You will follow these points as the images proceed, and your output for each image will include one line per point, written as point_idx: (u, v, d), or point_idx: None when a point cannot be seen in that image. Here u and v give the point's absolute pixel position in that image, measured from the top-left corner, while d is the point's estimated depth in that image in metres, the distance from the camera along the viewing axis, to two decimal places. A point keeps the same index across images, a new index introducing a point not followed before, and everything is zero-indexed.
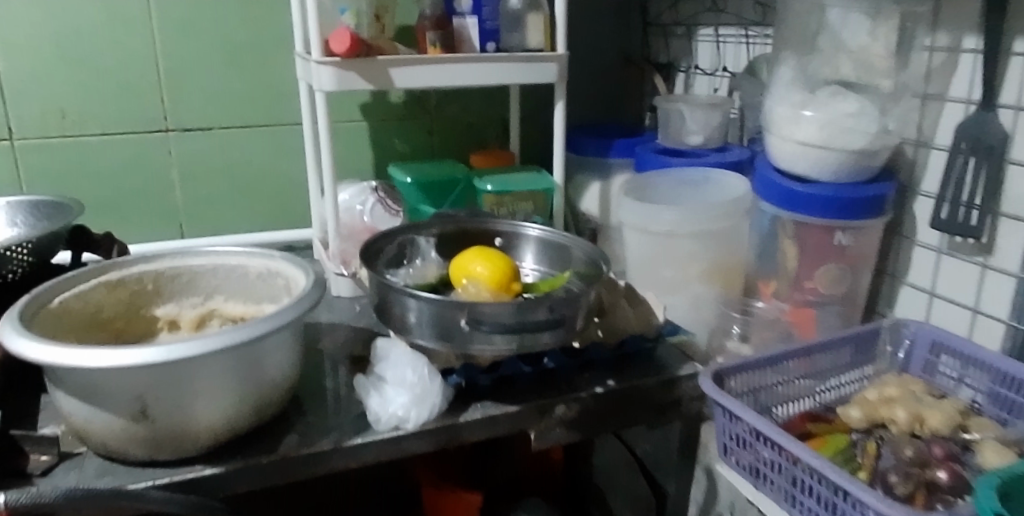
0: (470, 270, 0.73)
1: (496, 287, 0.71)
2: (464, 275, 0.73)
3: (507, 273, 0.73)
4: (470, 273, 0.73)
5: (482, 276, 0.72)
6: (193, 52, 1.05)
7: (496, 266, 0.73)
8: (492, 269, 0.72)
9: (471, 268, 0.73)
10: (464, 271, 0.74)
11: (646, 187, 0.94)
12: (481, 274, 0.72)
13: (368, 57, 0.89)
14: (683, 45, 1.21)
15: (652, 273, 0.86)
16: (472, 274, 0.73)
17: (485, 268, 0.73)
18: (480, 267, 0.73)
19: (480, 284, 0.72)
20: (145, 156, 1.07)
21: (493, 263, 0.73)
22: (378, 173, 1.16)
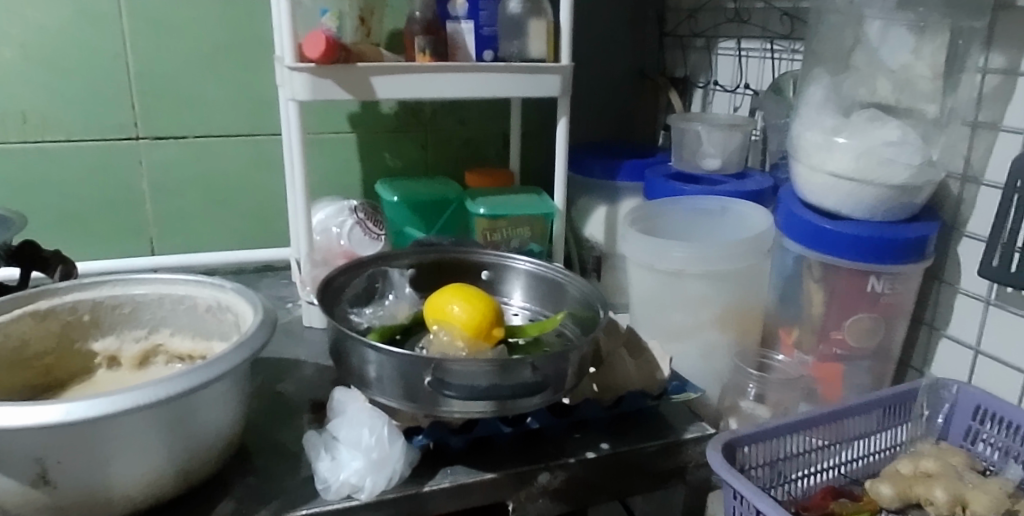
0: (445, 312, 0.64)
1: (474, 335, 0.62)
2: (439, 317, 0.64)
3: (487, 318, 0.63)
4: (445, 315, 0.63)
5: (458, 322, 0.62)
6: (168, 53, 0.96)
7: (474, 308, 0.63)
8: (469, 312, 0.63)
9: (447, 309, 0.64)
10: (439, 312, 0.64)
11: (655, 217, 0.84)
12: (457, 319, 0.63)
13: (348, 64, 0.80)
14: (702, 58, 1.11)
15: (658, 316, 0.76)
16: (447, 318, 0.63)
17: (463, 311, 0.63)
18: (457, 309, 0.63)
19: (455, 331, 0.62)
20: (113, 165, 0.98)
21: (472, 305, 0.63)
22: (366, 189, 1.07)
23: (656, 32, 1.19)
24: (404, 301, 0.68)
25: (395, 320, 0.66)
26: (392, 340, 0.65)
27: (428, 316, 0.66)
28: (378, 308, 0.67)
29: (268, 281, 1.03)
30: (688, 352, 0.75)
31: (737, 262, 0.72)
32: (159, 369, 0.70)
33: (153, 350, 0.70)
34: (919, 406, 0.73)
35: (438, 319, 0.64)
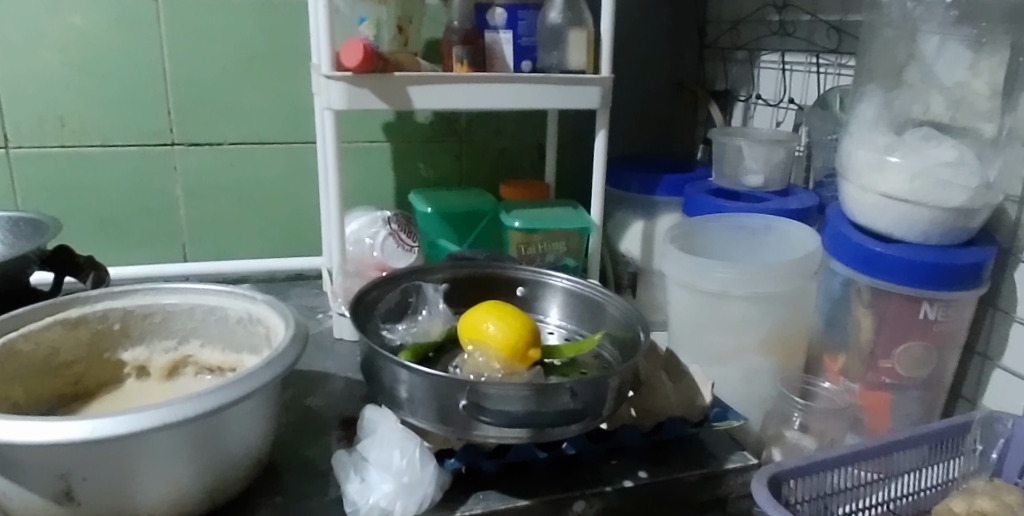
0: (480, 330, 0.62)
1: (509, 355, 0.60)
2: (473, 334, 0.62)
3: (523, 337, 0.61)
4: (481, 333, 0.61)
5: (494, 340, 0.60)
6: (204, 60, 0.96)
7: (511, 328, 0.61)
8: (506, 332, 0.61)
9: (483, 327, 0.62)
10: (475, 329, 0.62)
11: (695, 233, 0.81)
12: (493, 337, 0.61)
13: (385, 73, 0.79)
14: (744, 71, 1.08)
15: (697, 339, 0.73)
16: (483, 336, 0.61)
17: (499, 329, 0.61)
18: (493, 327, 0.61)
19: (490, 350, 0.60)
20: (147, 171, 0.98)
21: (507, 323, 0.61)
22: (399, 199, 1.06)
23: (696, 43, 1.16)
24: (437, 317, 0.66)
25: (428, 336, 0.64)
26: (423, 358, 0.63)
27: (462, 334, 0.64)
28: (411, 324, 0.65)
29: (300, 290, 1.02)
30: (729, 376, 0.72)
31: (786, 285, 0.68)
32: (188, 381, 0.69)
33: (183, 360, 0.69)
34: (975, 440, 0.69)
35: (473, 337, 0.62)
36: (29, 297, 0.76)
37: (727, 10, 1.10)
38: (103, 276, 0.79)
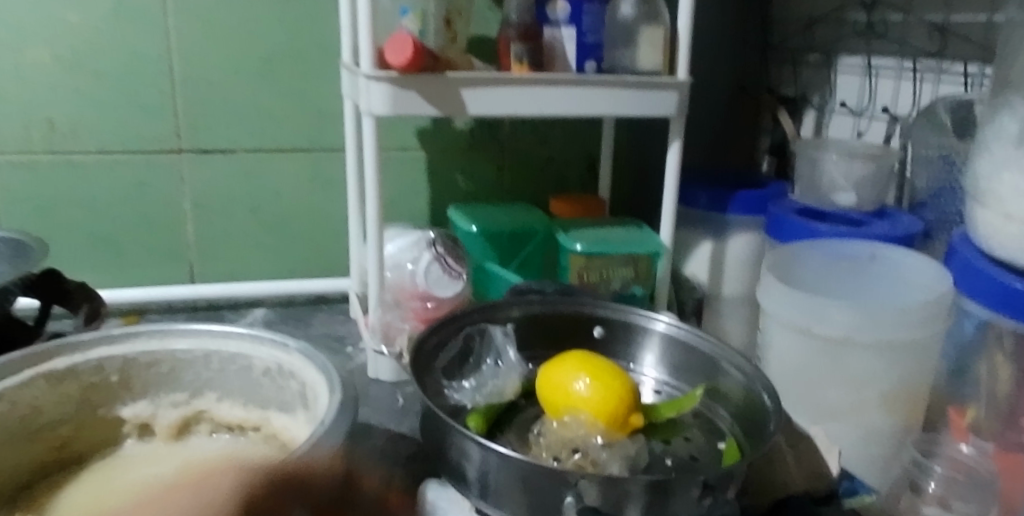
0: (568, 388, 0.50)
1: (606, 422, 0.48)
2: (559, 392, 0.51)
3: (622, 398, 0.49)
4: (569, 392, 0.50)
5: (586, 403, 0.49)
6: (217, 55, 0.84)
7: (606, 386, 0.49)
8: (600, 392, 0.49)
9: (570, 384, 0.50)
10: (560, 387, 0.51)
11: (791, 265, 0.66)
12: (584, 399, 0.49)
13: (435, 73, 0.67)
14: (818, 74, 0.97)
15: (808, 391, 0.61)
16: (572, 396, 0.50)
17: (592, 388, 0.49)
18: (583, 386, 0.49)
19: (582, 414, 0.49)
20: (151, 182, 0.86)
21: (601, 381, 0.49)
22: (434, 214, 0.94)
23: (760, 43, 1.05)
24: (511, 371, 0.54)
25: (502, 393, 0.53)
26: (495, 424, 0.52)
27: (543, 389, 0.52)
28: (480, 381, 0.54)
29: (322, 317, 0.90)
30: (844, 436, 0.59)
31: (924, 333, 0.56)
32: (201, 442, 0.58)
33: (196, 416, 0.59)
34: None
35: (559, 396, 0.50)
36: (14, 334, 0.64)
37: (799, 8, 0.99)
38: (98, 310, 0.67)
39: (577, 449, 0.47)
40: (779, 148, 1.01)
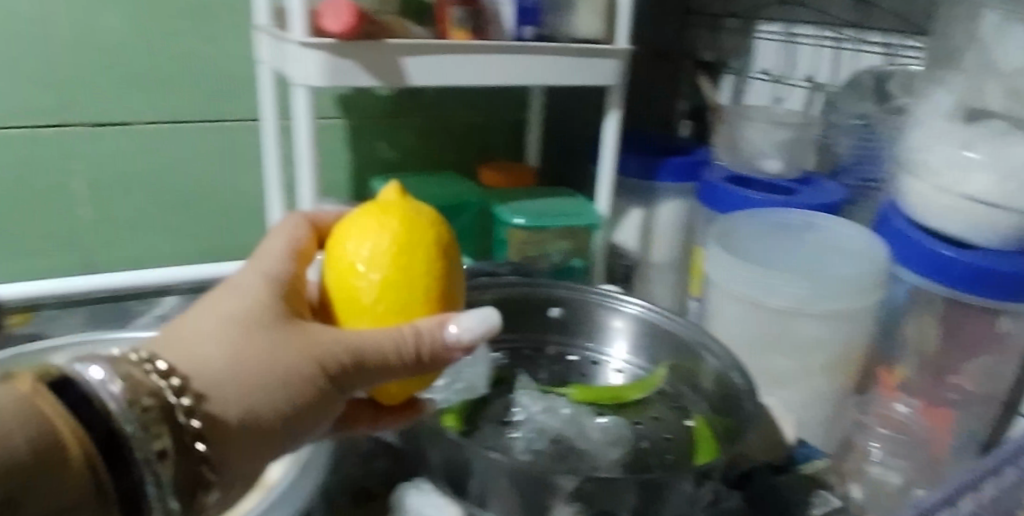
0: (363, 289, 0.33)
1: (423, 215, 0.34)
2: (376, 315, 0.33)
3: (312, 216, 0.40)
4: (390, 300, 0.33)
5: (393, 260, 0.32)
6: (101, 9, 0.69)
7: (309, 242, 0.37)
8: (361, 235, 0.33)
9: (367, 301, 0.33)
10: (298, 299, 0.33)
11: (732, 235, 0.67)
12: (371, 251, 0.33)
13: (374, 38, 0.60)
14: (738, 42, 0.89)
15: (758, 359, 0.64)
16: (388, 286, 0.33)
17: (352, 259, 0.33)
18: (296, 273, 0.34)
19: (435, 263, 0.33)
20: (29, 161, 0.71)
21: (305, 254, 0.36)
22: (358, 192, 0.81)
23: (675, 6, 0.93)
24: (479, 364, 0.54)
25: (476, 312, 0.32)
26: (470, 421, 0.51)
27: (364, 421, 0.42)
28: (452, 377, 0.53)
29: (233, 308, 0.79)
30: (790, 401, 0.63)
31: (860, 303, 0.60)
32: None
33: None
34: None
35: (391, 312, 0.33)
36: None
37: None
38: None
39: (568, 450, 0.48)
40: (697, 113, 0.93)
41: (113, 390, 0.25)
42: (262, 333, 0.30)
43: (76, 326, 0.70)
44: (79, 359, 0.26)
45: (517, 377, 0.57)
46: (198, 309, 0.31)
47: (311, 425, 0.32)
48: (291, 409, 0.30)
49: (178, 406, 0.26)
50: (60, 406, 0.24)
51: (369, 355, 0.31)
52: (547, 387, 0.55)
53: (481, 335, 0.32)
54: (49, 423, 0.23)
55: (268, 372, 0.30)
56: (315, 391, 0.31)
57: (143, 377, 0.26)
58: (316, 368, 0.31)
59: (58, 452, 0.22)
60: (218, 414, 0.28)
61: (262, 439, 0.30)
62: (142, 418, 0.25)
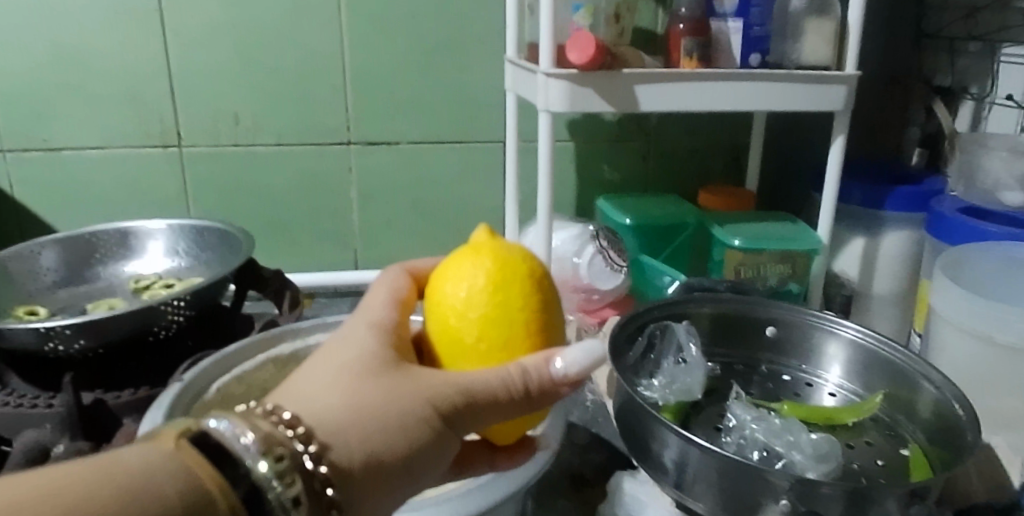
0: (465, 329, 0.36)
1: (514, 254, 0.38)
2: (480, 354, 0.36)
3: (410, 265, 0.43)
4: (492, 337, 0.36)
5: (489, 302, 0.36)
6: (385, 48, 0.83)
7: (409, 291, 0.41)
8: (458, 277, 0.37)
9: (469, 340, 0.36)
10: (403, 346, 0.37)
11: (961, 270, 0.67)
12: (469, 290, 0.36)
13: (612, 69, 0.67)
14: (981, 65, 0.83)
15: (985, 398, 0.62)
16: (489, 323, 0.36)
17: (451, 301, 0.37)
18: (398, 320, 0.38)
19: (533, 297, 0.36)
20: (321, 174, 0.87)
21: (406, 301, 0.40)
22: (582, 207, 0.89)
23: (911, 27, 0.90)
24: (696, 369, 0.59)
25: (579, 346, 0.36)
26: (684, 420, 0.57)
27: (484, 465, 0.43)
28: (669, 378, 0.59)
29: None
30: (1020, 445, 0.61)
31: None
32: None
33: None
34: None
35: (494, 349, 0.36)
36: (152, 340, 0.64)
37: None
38: (197, 359, 0.60)
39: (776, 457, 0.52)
40: (930, 140, 0.88)
41: (247, 442, 0.30)
42: (369, 383, 0.34)
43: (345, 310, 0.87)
44: (216, 420, 0.31)
45: (730, 389, 0.62)
46: (313, 364, 0.36)
47: (428, 467, 0.35)
48: (409, 449, 0.34)
49: (305, 455, 0.31)
50: (201, 456, 0.28)
51: (479, 395, 0.35)
52: (759, 401, 0.60)
53: (590, 366, 0.36)
54: (194, 475, 0.27)
55: (383, 416, 0.34)
56: (429, 431, 0.34)
57: (273, 429, 0.31)
58: (429, 409, 0.35)
59: (207, 500, 0.27)
60: (344, 459, 0.32)
61: (384, 480, 0.33)
62: (276, 468, 0.29)
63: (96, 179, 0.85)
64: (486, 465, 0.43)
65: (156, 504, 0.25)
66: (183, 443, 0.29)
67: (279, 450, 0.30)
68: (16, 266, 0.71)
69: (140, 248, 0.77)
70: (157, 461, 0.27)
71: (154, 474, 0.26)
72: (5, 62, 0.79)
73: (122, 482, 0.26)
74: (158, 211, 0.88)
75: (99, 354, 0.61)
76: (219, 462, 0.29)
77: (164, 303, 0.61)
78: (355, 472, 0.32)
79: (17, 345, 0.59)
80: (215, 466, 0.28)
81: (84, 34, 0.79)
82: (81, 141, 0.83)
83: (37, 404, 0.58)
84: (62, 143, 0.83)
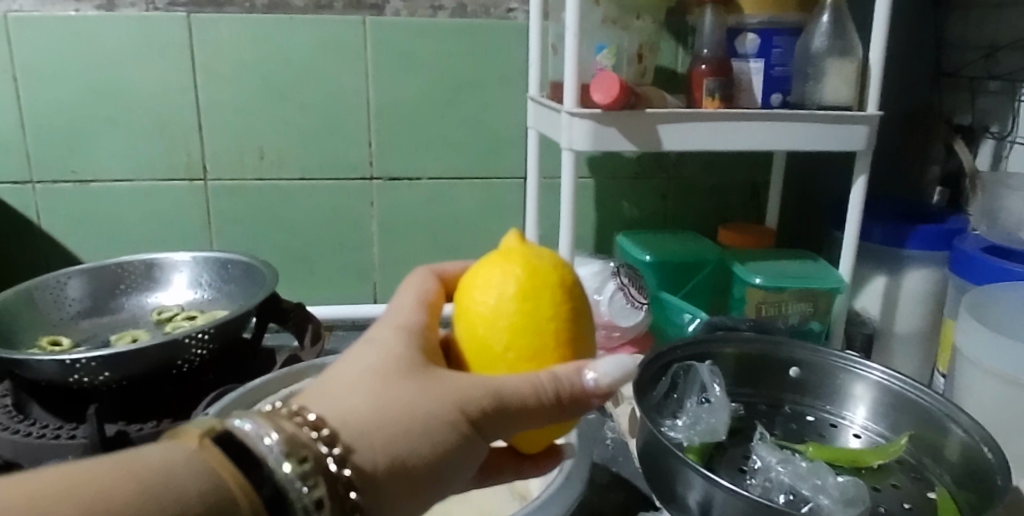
0: (494, 337, 0.37)
1: (545, 261, 0.38)
2: (509, 363, 0.37)
3: (438, 270, 0.44)
4: (521, 346, 0.36)
5: (519, 308, 0.36)
6: (408, 86, 0.84)
7: (436, 296, 0.41)
8: (488, 284, 0.37)
9: (498, 349, 0.37)
10: (431, 350, 0.37)
11: (987, 310, 0.66)
12: (498, 298, 0.36)
13: (634, 109, 0.67)
14: (1000, 104, 0.82)
15: (1015, 442, 0.61)
16: (518, 331, 0.36)
17: (481, 309, 0.37)
18: (426, 324, 0.38)
19: (563, 305, 0.36)
20: (343, 208, 0.88)
21: (433, 305, 0.40)
22: (602, 243, 0.89)
23: (929, 67, 0.90)
24: (720, 410, 0.59)
25: (612, 358, 0.36)
26: (707, 460, 0.57)
27: (510, 474, 0.43)
28: (693, 419, 0.59)
29: None
30: None
31: None
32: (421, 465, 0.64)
33: None
34: None
35: (523, 357, 0.36)
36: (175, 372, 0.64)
37: (980, 32, 0.84)
38: (221, 393, 0.60)
39: (802, 500, 0.52)
40: (951, 179, 0.87)
41: (271, 443, 0.30)
42: (394, 386, 0.34)
43: None
44: (239, 419, 0.31)
45: (754, 429, 0.61)
46: (339, 365, 0.36)
47: (454, 473, 0.35)
48: (435, 455, 0.33)
49: (329, 457, 0.30)
50: (223, 456, 0.29)
51: (508, 401, 0.35)
52: (783, 442, 0.59)
53: (621, 379, 0.36)
54: (216, 474, 0.28)
55: (409, 419, 0.33)
56: (457, 436, 0.34)
57: (297, 430, 0.31)
58: (456, 413, 0.34)
59: (229, 500, 0.27)
60: (368, 462, 0.32)
61: (409, 485, 0.33)
62: (299, 469, 0.30)
63: (122, 212, 0.87)
64: (511, 472, 0.43)
65: (177, 502, 0.26)
66: (204, 441, 0.29)
67: (302, 450, 0.30)
68: (42, 297, 0.72)
69: (164, 280, 0.78)
70: (179, 459, 0.28)
71: (176, 472, 0.27)
72: (39, 97, 0.81)
73: (144, 478, 0.26)
74: (181, 243, 0.89)
75: (122, 386, 0.61)
76: (244, 463, 0.29)
77: (189, 336, 0.61)
78: (378, 476, 0.32)
79: (42, 376, 0.59)
80: (237, 467, 0.29)
81: (115, 69, 0.81)
82: (109, 174, 0.85)
83: (60, 436, 0.58)
84: (90, 175, 0.85)
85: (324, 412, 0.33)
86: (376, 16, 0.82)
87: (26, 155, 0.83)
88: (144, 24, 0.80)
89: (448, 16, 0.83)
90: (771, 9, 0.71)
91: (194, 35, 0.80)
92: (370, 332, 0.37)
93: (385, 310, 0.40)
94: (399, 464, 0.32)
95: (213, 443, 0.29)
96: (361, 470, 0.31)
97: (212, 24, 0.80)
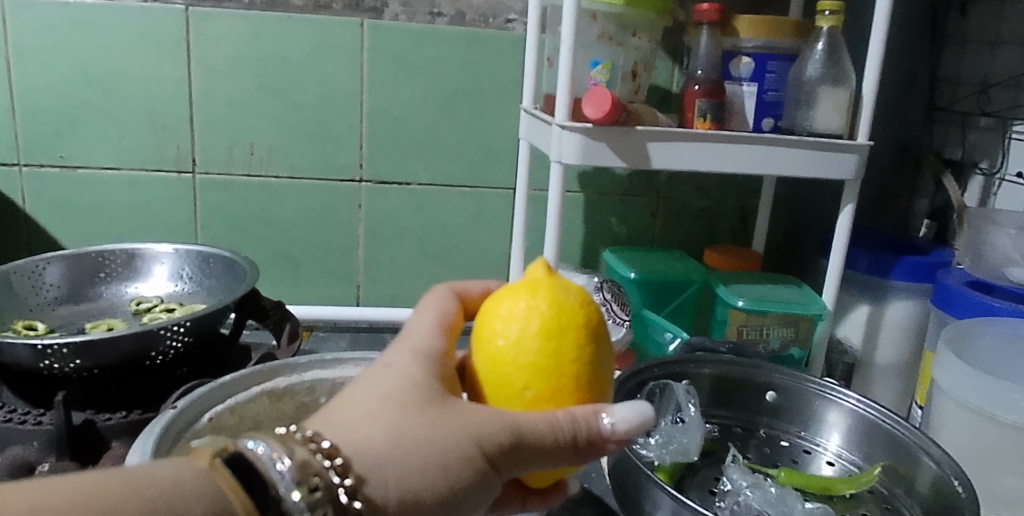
0: (514, 374, 0.36)
1: (572, 298, 0.37)
2: (525, 400, 0.36)
3: (456, 287, 0.44)
4: (540, 386, 0.36)
5: (541, 349, 0.35)
6: (403, 91, 0.84)
7: (455, 317, 0.41)
8: (511, 316, 0.37)
9: (517, 386, 0.36)
10: (447, 379, 0.37)
11: (964, 344, 0.66)
12: (520, 333, 0.36)
13: (627, 125, 0.68)
14: (990, 141, 0.83)
15: (987, 480, 0.61)
16: (539, 371, 0.35)
17: (502, 343, 0.36)
18: (444, 350, 0.38)
19: (586, 347, 0.35)
20: (330, 209, 0.88)
21: (451, 328, 0.40)
22: (588, 257, 0.89)
23: (923, 101, 0.90)
24: (694, 429, 0.58)
25: (630, 405, 0.37)
26: (679, 482, 0.57)
27: (514, 507, 0.42)
28: (666, 438, 0.58)
29: None
30: None
31: None
32: None
33: None
34: None
35: (540, 397, 0.36)
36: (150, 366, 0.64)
37: (972, 68, 0.85)
38: (192, 387, 0.59)
39: None
40: (939, 213, 0.87)
41: (282, 468, 0.30)
42: (411, 417, 0.34)
43: (342, 346, 0.86)
44: (253, 442, 0.31)
45: (727, 451, 0.61)
46: (356, 388, 0.35)
47: (467, 509, 0.34)
48: (449, 489, 0.33)
49: (341, 488, 0.30)
50: (235, 479, 0.29)
51: (526, 439, 0.34)
52: (756, 466, 0.59)
53: (637, 425, 0.36)
54: (225, 500, 0.28)
55: (425, 452, 0.33)
56: (473, 472, 0.34)
57: (310, 457, 0.31)
58: (474, 448, 0.34)
59: None
60: (381, 495, 0.31)
61: None
62: (309, 498, 0.30)
63: (108, 199, 0.86)
64: (517, 504, 0.42)
65: None
66: (215, 465, 0.29)
67: (315, 481, 0.30)
68: (19, 281, 0.71)
69: (145, 271, 0.77)
70: (187, 481, 0.28)
71: (186, 493, 0.27)
72: (30, 79, 0.81)
73: (150, 494, 0.26)
74: (165, 234, 0.88)
75: (94, 375, 0.60)
76: (252, 485, 0.29)
77: (165, 328, 0.60)
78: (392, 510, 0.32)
79: (14, 361, 0.58)
80: (246, 490, 0.29)
81: (110, 57, 0.81)
82: (96, 162, 0.84)
83: (27, 421, 0.57)
84: (78, 162, 0.84)
85: (339, 441, 0.32)
86: (375, 20, 0.82)
87: (14, 135, 0.83)
88: (142, 14, 0.80)
89: (447, 23, 0.83)
90: (768, 34, 0.72)
91: (192, 28, 0.80)
92: (388, 356, 0.37)
93: (404, 330, 0.40)
94: (413, 499, 0.32)
95: (223, 466, 0.29)
96: (374, 503, 0.31)
97: (211, 19, 0.80)
